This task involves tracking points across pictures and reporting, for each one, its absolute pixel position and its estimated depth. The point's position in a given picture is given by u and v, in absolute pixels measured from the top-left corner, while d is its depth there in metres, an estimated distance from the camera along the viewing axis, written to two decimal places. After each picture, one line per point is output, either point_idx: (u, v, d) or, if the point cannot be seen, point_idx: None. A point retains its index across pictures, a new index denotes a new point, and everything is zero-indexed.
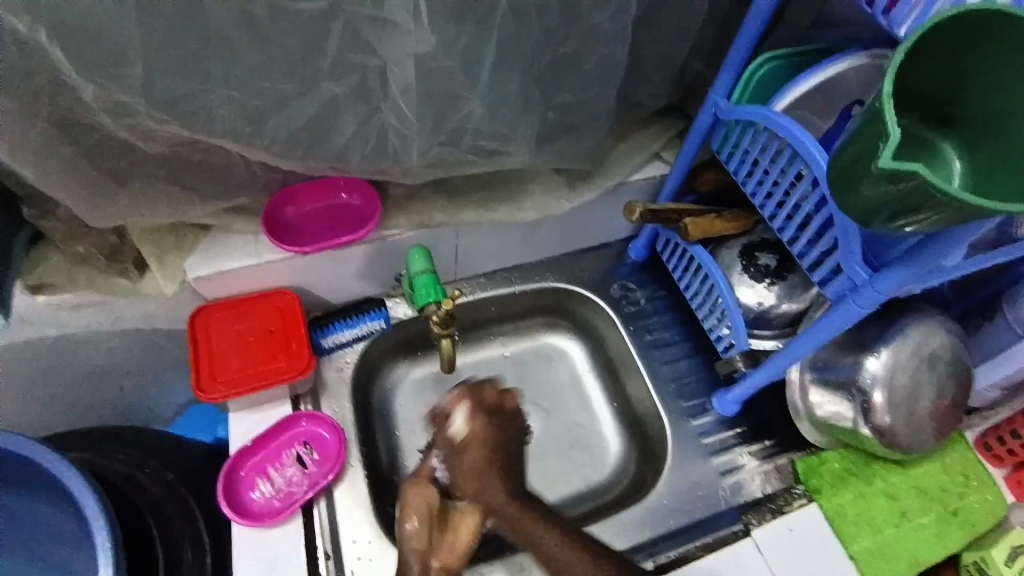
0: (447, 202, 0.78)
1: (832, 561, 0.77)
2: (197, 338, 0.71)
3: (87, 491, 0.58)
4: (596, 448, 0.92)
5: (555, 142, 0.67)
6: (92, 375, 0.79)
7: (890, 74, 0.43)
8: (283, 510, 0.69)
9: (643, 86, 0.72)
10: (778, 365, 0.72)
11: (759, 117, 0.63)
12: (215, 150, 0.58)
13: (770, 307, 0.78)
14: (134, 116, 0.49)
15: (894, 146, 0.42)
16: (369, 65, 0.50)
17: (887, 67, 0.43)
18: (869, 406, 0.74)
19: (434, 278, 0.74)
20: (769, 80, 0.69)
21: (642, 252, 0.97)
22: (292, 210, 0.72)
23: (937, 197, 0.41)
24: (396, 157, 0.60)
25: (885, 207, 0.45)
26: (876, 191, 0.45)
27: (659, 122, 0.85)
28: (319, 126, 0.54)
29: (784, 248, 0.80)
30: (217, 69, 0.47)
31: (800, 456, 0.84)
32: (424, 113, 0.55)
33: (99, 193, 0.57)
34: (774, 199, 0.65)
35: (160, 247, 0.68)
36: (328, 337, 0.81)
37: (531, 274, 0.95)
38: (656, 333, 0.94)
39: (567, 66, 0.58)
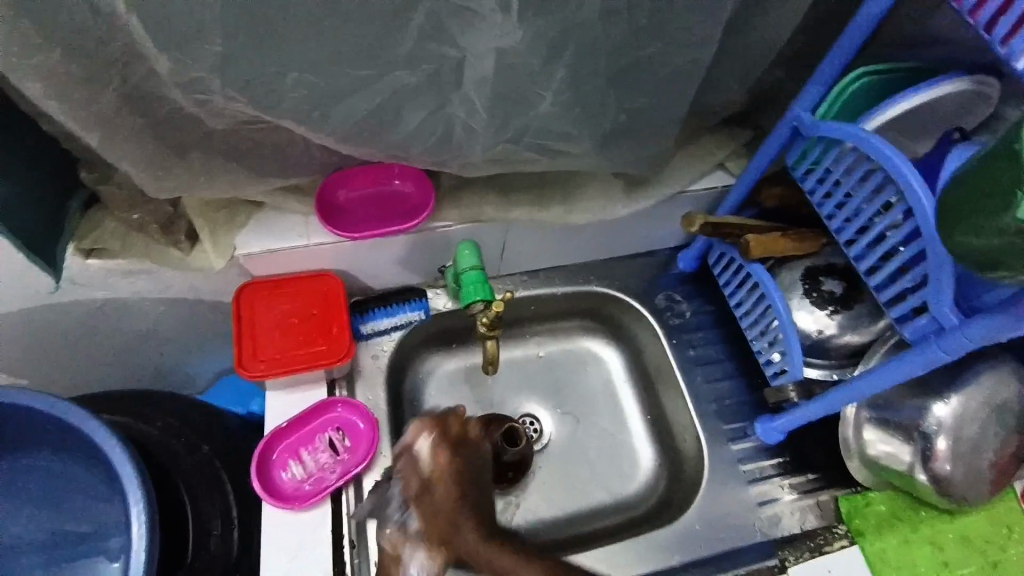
0: (500, 198, 0.75)
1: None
2: (241, 315, 0.70)
3: (126, 463, 0.57)
4: (625, 460, 0.89)
5: (623, 146, 0.64)
6: (135, 340, 0.79)
7: None
8: (313, 495, 0.68)
9: (720, 94, 0.68)
10: (839, 400, 0.68)
11: (849, 136, 0.59)
12: (278, 131, 0.57)
13: (831, 337, 0.74)
14: (205, 93, 0.48)
15: None
16: (447, 57, 0.47)
17: None
18: (931, 453, 0.70)
19: (482, 276, 0.71)
20: (859, 97, 0.65)
21: (692, 263, 0.94)
22: (344, 193, 0.71)
23: None
24: (459, 150, 0.58)
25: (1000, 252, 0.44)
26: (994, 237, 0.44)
27: (726, 130, 0.80)
28: (386, 114, 0.51)
29: (850, 275, 0.75)
30: (292, 52, 0.44)
31: (844, 495, 0.81)
32: (495, 107, 0.52)
33: (161, 164, 0.56)
34: (855, 225, 0.61)
35: (214, 222, 0.67)
36: (367, 324, 0.80)
37: (575, 276, 0.93)
38: (699, 349, 0.90)
39: (651, 70, 0.54)
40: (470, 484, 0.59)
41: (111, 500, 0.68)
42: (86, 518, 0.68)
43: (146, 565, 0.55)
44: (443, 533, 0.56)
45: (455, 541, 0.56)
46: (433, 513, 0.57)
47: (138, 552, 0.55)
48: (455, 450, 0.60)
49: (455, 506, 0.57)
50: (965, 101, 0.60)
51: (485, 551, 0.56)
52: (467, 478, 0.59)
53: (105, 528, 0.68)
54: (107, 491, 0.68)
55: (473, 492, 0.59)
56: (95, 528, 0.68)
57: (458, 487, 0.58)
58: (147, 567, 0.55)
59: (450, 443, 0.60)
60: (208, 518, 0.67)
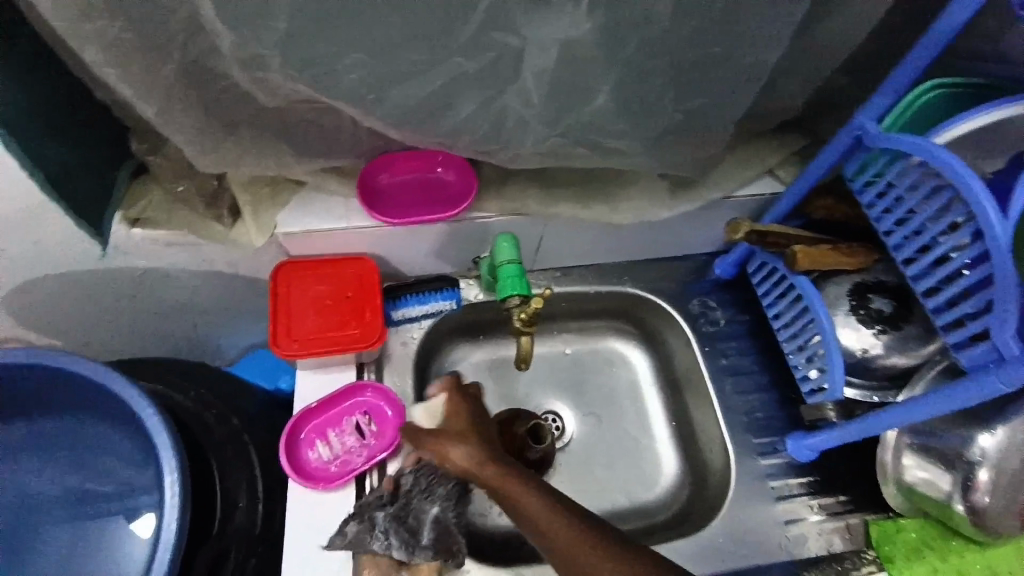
0: (541, 192, 0.74)
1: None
2: (277, 292, 0.70)
3: (162, 433, 0.58)
4: (648, 465, 0.88)
5: (675, 148, 0.62)
6: (171, 310, 0.80)
7: None
8: (337, 477, 0.68)
9: (780, 98, 0.65)
10: (880, 423, 0.65)
11: (917, 151, 0.56)
12: (328, 111, 0.56)
13: (876, 357, 0.71)
14: (264, 70, 0.47)
15: None
16: (509, 45, 0.46)
17: None
18: (971, 483, 0.67)
19: (520, 270, 0.70)
20: (932, 109, 0.62)
21: (730, 270, 0.91)
22: (386, 178, 0.71)
23: None
24: (509, 142, 0.56)
25: None
26: None
27: (780, 136, 0.78)
28: (439, 101, 0.50)
29: (901, 293, 0.72)
30: (353, 31, 0.43)
31: (874, 520, 0.78)
32: (552, 99, 0.51)
33: (211, 139, 0.56)
34: (916, 244, 0.59)
35: (256, 198, 0.68)
36: (398, 310, 0.80)
37: (608, 276, 0.91)
38: (732, 359, 0.88)
39: (715, 70, 0.52)
40: (481, 422, 0.64)
41: (141, 461, 0.69)
42: (110, 478, 0.69)
43: (177, 535, 0.56)
44: (453, 446, 0.60)
45: (463, 455, 0.59)
46: (446, 433, 0.61)
47: (170, 522, 0.56)
48: (470, 398, 0.66)
49: (466, 430, 0.62)
50: None
51: (489, 464, 0.58)
52: (480, 418, 0.64)
53: (130, 487, 0.69)
54: (139, 454, 0.69)
55: (485, 427, 0.63)
56: (119, 487, 0.69)
57: (470, 422, 0.63)
58: (177, 537, 0.56)
59: (467, 392, 0.66)
60: (235, 491, 0.67)
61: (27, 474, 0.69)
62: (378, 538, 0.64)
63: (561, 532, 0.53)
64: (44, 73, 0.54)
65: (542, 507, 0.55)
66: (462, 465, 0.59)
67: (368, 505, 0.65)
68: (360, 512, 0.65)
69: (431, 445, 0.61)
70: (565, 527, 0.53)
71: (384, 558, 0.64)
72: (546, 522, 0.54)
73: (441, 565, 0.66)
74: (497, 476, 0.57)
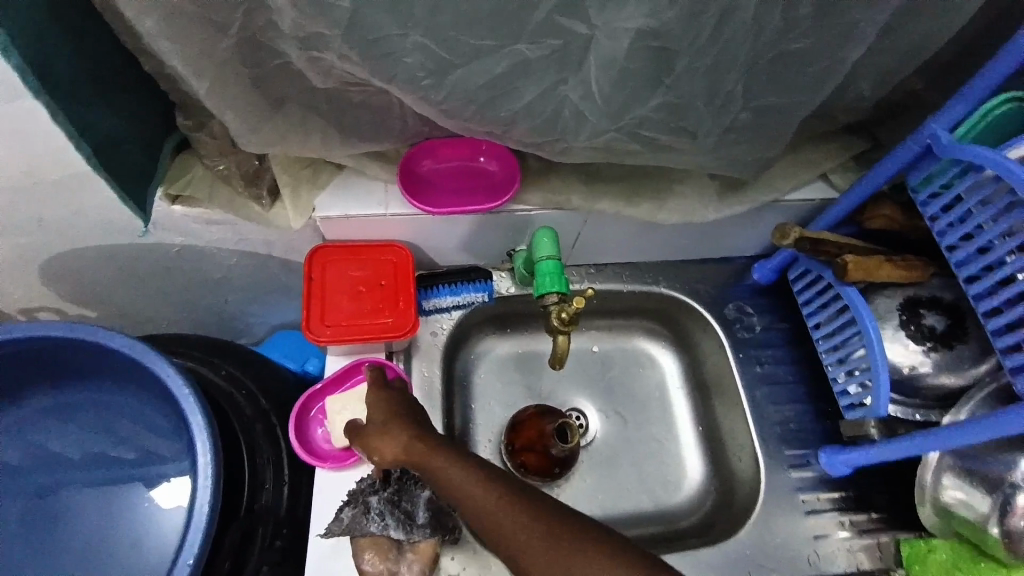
0: (585, 186, 0.72)
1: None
2: (312, 276, 0.69)
3: (197, 413, 0.58)
4: (674, 470, 0.86)
5: (733, 149, 0.59)
6: (204, 287, 0.80)
7: None
8: (343, 456, 0.68)
9: (847, 100, 0.62)
10: (921, 445, 0.63)
11: (994, 165, 0.53)
12: (378, 93, 0.55)
13: (923, 375, 0.69)
14: (320, 49, 0.45)
15: None
16: (577, 33, 0.43)
17: None
18: (1010, 508, 0.64)
19: (558, 266, 0.68)
20: (1009, 119, 0.59)
21: (769, 275, 0.88)
22: (428, 164, 0.69)
23: None
24: (564, 134, 0.54)
25: None
26: None
27: (837, 139, 0.74)
28: (498, 90, 0.48)
29: (956, 312, 0.69)
30: (417, 12, 0.42)
31: (906, 539, 0.76)
32: (615, 92, 0.49)
33: (257, 117, 0.55)
34: (980, 262, 0.56)
35: (296, 179, 0.66)
36: (430, 299, 0.79)
37: (644, 275, 0.89)
38: (766, 367, 0.86)
39: (789, 67, 0.49)
40: (404, 407, 0.64)
41: (171, 432, 0.70)
42: (138, 443, 0.70)
43: (210, 517, 0.56)
44: (379, 440, 0.61)
45: (391, 448, 0.60)
46: (371, 428, 0.62)
47: (203, 502, 0.56)
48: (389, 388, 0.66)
49: (388, 420, 0.62)
50: None
51: (413, 450, 0.59)
52: (404, 403, 0.65)
53: (157, 456, 0.69)
54: (168, 425, 0.70)
55: (405, 411, 0.63)
56: (146, 454, 0.70)
57: (392, 411, 0.64)
58: (209, 518, 0.56)
59: (384, 384, 0.66)
60: (262, 471, 0.67)
61: (58, 436, 0.70)
62: (373, 520, 0.63)
63: (492, 514, 0.53)
64: (96, 41, 0.53)
65: (471, 490, 0.55)
66: (395, 456, 0.60)
67: (361, 490, 0.66)
68: (355, 498, 0.65)
69: (362, 445, 0.62)
70: (496, 506, 0.54)
71: (383, 541, 0.63)
72: (477, 504, 0.54)
73: (440, 541, 0.66)
74: (427, 464, 0.58)
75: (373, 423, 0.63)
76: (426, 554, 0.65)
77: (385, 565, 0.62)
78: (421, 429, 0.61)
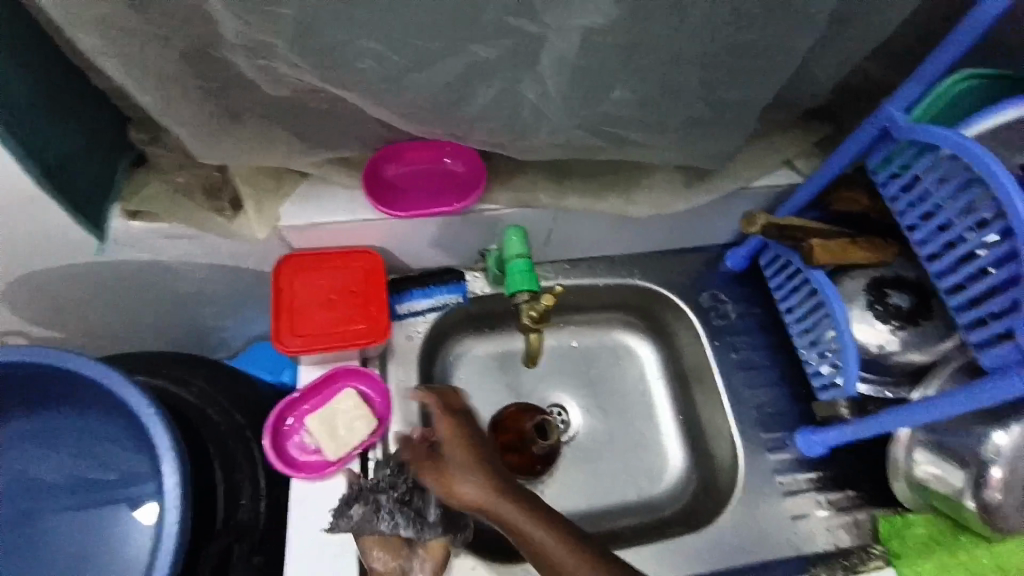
0: (553, 183, 0.72)
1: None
2: (281, 287, 0.68)
3: (163, 434, 0.57)
4: (656, 460, 0.87)
5: (693, 141, 0.59)
6: (172, 303, 0.78)
7: None
8: (322, 467, 0.67)
9: (807, 87, 0.63)
10: (889, 422, 0.64)
11: (948, 144, 0.53)
12: (334, 99, 0.54)
13: (891, 354, 0.70)
14: (267, 58, 0.44)
15: None
16: (528, 32, 0.43)
17: None
18: (984, 480, 0.65)
19: (529, 265, 0.68)
20: (963, 100, 0.59)
21: (741, 262, 0.89)
22: (392, 168, 0.68)
23: None
24: (524, 134, 0.54)
25: None
26: None
27: (800, 125, 0.75)
28: (454, 92, 0.48)
29: (920, 290, 0.70)
30: (364, 16, 0.41)
31: (882, 514, 0.78)
32: (570, 90, 0.48)
33: (212, 128, 0.54)
34: (938, 241, 0.57)
35: (259, 190, 0.65)
36: (404, 304, 0.79)
37: (618, 268, 0.89)
38: (742, 353, 0.87)
39: (742, 58, 0.50)
40: (480, 445, 0.59)
41: (143, 450, 0.68)
42: (112, 464, 0.68)
43: (179, 539, 0.55)
44: (460, 481, 0.56)
45: (471, 489, 0.56)
46: (450, 465, 0.57)
47: (171, 523, 0.55)
48: (461, 419, 0.61)
49: (470, 458, 0.57)
50: None
51: (498, 500, 0.55)
52: (483, 442, 0.60)
53: (133, 476, 0.68)
54: (140, 444, 0.68)
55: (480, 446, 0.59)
56: (120, 475, 0.68)
57: (474, 450, 0.58)
58: (178, 540, 0.55)
59: (456, 414, 0.61)
60: (239, 487, 0.67)
61: (28, 460, 0.68)
62: (382, 520, 0.61)
63: None
64: (36, 58, 0.51)
65: (560, 558, 0.52)
66: (476, 500, 0.55)
67: (372, 489, 0.63)
68: (364, 495, 0.63)
69: (438, 478, 0.57)
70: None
71: (393, 538, 0.62)
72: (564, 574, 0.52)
73: (451, 540, 0.64)
74: (511, 517, 0.54)
75: (452, 460, 0.57)
76: (436, 551, 0.63)
77: (395, 563, 0.62)
78: (499, 474, 0.57)
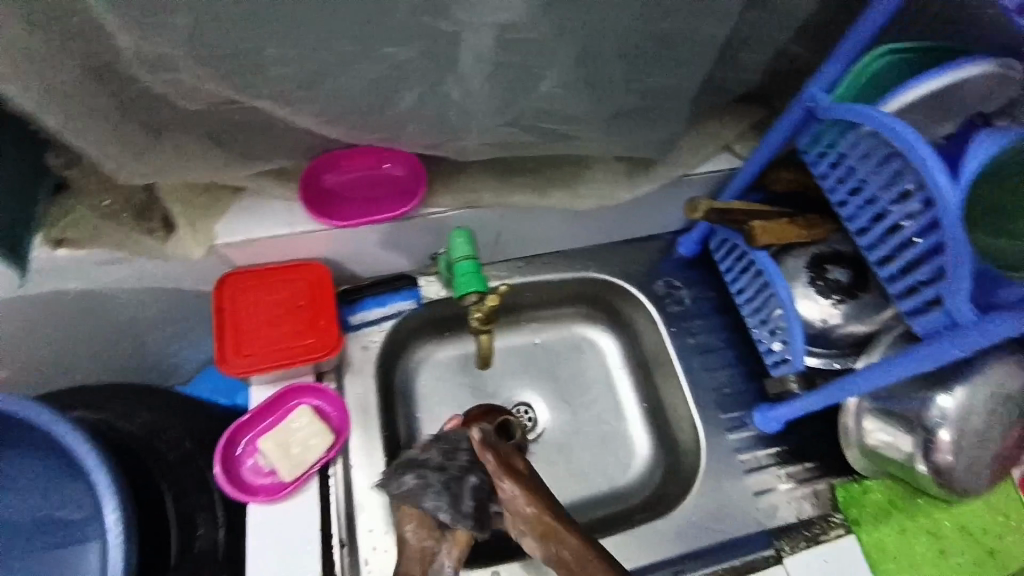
0: (497, 182, 0.72)
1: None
2: (223, 306, 0.66)
3: (100, 469, 0.55)
4: (622, 449, 0.87)
5: (627, 131, 0.60)
6: (113, 331, 0.75)
7: None
8: (278, 488, 0.66)
9: (735, 72, 0.64)
10: (837, 392, 0.66)
11: (867, 121, 0.55)
12: (258, 111, 0.52)
13: (835, 327, 0.72)
14: (174, 71, 0.43)
15: None
16: (443, 32, 0.43)
17: None
18: (932, 444, 0.67)
19: (475, 265, 0.68)
20: (882, 77, 0.61)
21: (693, 248, 0.91)
22: (331, 177, 0.66)
23: None
24: (456, 133, 0.53)
25: None
26: None
27: (735, 111, 0.77)
28: (377, 95, 0.47)
29: (858, 263, 0.73)
30: (270, 23, 0.40)
31: (840, 483, 0.80)
32: (494, 88, 0.48)
33: (131, 147, 0.52)
34: (867, 214, 0.58)
35: (189, 206, 0.63)
36: (356, 314, 0.78)
37: (572, 262, 0.90)
38: (698, 337, 0.88)
39: (663, 46, 0.50)
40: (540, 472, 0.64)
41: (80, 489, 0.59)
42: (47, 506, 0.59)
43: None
44: (518, 488, 0.60)
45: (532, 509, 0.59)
46: (514, 474, 0.61)
47: (115, 561, 0.53)
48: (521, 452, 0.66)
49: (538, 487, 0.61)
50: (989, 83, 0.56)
51: (543, 511, 0.59)
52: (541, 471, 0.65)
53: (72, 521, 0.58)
54: (76, 485, 0.59)
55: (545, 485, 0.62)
56: (59, 519, 0.58)
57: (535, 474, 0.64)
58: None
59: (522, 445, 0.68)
60: (195, 516, 0.65)
61: None
62: (426, 495, 0.63)
63: None
64: None
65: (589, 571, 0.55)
66: (524, 508, 0.59)
67: (425, 460, 0.66)
68: (418, 467, 0.65)
69: (509, 489, 0.60)
70: None
71: (428, 517, 0.64)
72: None
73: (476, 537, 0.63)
74: (549, 525, 0.58)
75: (517, 471, 0.62)
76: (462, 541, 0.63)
77: (425, 543, 0.63)
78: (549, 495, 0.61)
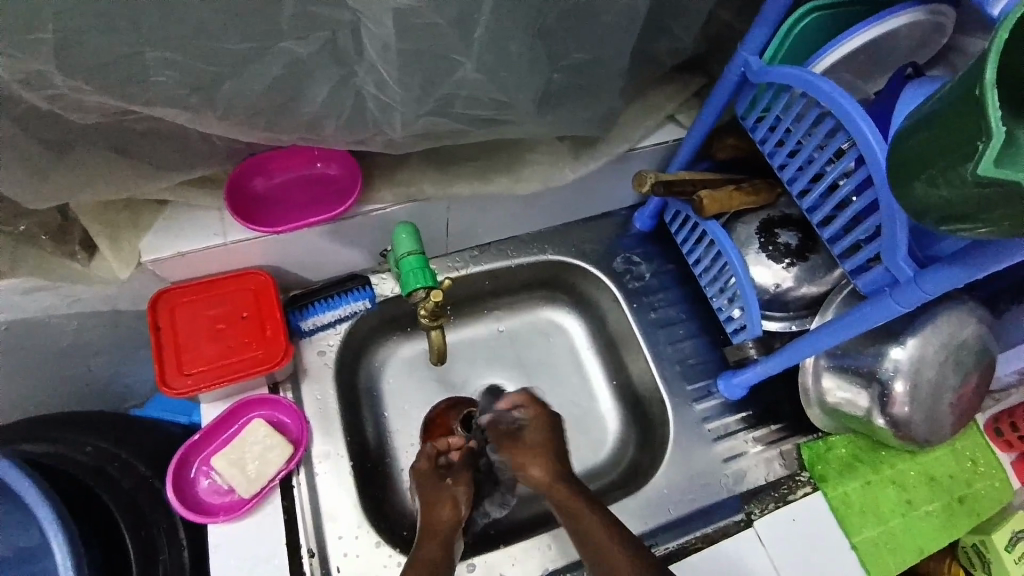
0: (437, 172, 0.69)
1: (840, 563, 0.73)
2: (159, 325, 0.64)
3: (44, 505, 0.53)
4: (592, 429, 0.87)
5: (561, 109, 0.58)
6: (53, 361, 0.72)
7: (993, 57, 0.36)
8: (239, 505, 0.66)
9: (664, 41, 0.62)
10: (796, 353, 0.66)
11: (798, 82, 0.54)
12: (162, 119, 0.49)
13: (789, 290, 0.73)
14: (54, 87, 0.41)
15: (995, 148, 0.36)
16: (341, 20, 0.41)
17: (991, 49, 0.36)
18: (888, 398, 0.68)
19: (423, 260, 0.67)
20: (813, 33, 0.59)
21: (649, 222, 0.90)
22: (261, 181, 0.64)
23: (993, 214, 0.38)
24: (377, 126, 0.51)
25: (939, 208, 0.42)
26: (928, 194, 0.42)
27: (675, 80, 0.75)
28: (285, 92, 0.45)
29: (806, 226, 0.73)
30: (146, 23, 0.38)
31: (806, 442, 0.81)
32: (409, 79, 0.46)
33: (31, 168, 0.49)
34: (807, 174, 0.58)
35: (112, 225, 0.60)
36: (307, 320, 0.75)
37: (529, 246, 0.88)
38: (660, 311, 0.88)
39: (580, 18, 0.49)
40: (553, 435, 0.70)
41: (24, 520, 0.53)
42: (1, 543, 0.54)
43: None
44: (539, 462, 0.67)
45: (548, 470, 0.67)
46: (536, 449, 0.68)
47: None
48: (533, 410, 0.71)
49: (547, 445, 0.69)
50: (920, 31, 0.55)
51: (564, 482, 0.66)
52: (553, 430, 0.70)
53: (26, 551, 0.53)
54: (20, 519, 0.54)
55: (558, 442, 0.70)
56: (14, 553, 0.53)
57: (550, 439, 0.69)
58: None
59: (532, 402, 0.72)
60: (155, 542, 0.61)
61: None
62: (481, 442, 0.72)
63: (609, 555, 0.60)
64: None
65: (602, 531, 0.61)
66: (544, 480, 0.66)
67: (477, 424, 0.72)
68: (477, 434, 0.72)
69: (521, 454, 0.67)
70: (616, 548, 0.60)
71: (453, 488, 0.67)
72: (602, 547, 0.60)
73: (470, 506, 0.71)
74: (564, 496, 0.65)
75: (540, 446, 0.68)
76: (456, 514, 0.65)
77: (443, 507, 0.65)
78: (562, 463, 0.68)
